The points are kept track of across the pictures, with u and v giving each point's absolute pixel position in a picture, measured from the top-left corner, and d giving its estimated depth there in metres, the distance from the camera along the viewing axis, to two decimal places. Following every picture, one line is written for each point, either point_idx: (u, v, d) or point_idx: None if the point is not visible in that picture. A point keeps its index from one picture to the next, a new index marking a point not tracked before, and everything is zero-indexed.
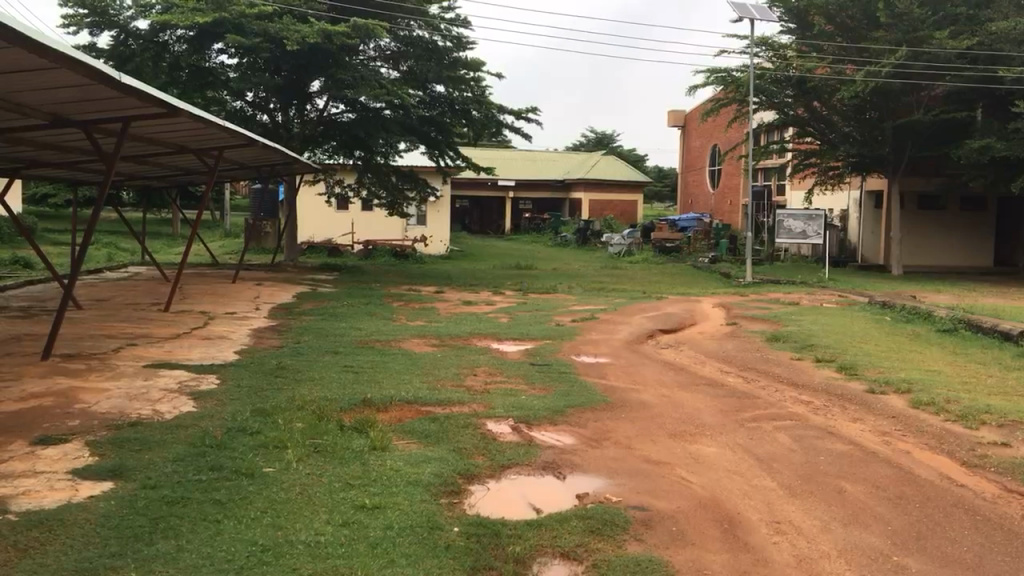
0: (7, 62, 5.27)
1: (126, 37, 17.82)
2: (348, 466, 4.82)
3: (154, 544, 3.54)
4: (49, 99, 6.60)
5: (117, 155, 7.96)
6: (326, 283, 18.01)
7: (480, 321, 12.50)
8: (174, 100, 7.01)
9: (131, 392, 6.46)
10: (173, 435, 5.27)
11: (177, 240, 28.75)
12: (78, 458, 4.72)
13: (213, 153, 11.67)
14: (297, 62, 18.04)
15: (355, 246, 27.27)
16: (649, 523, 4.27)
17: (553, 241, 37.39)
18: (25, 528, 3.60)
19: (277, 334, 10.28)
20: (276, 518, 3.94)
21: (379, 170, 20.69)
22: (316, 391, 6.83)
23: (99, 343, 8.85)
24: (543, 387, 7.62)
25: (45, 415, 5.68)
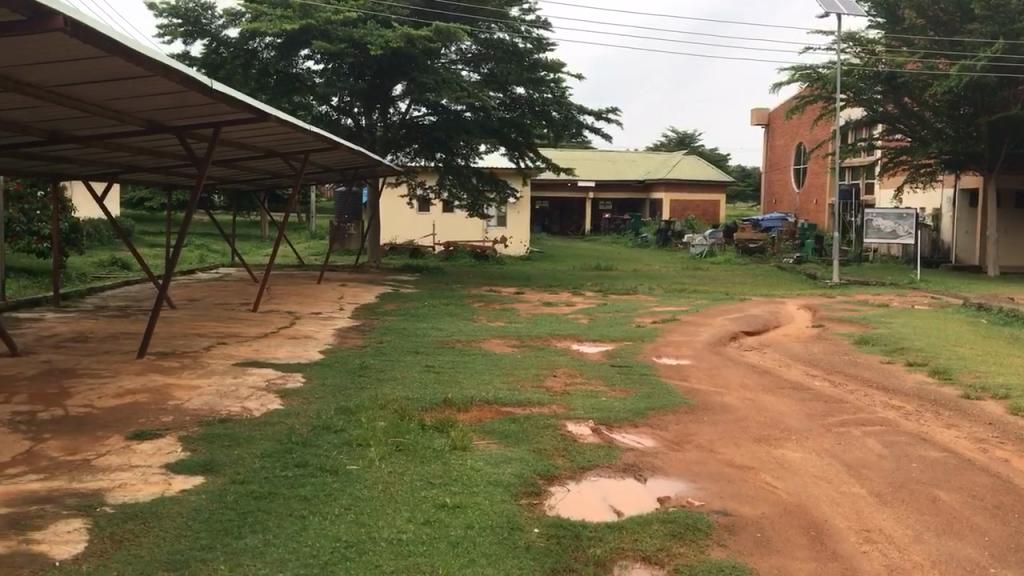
0: (108, 71, 5.50)
1: (217, 45, 18.50)
2: (429, 466, 4.86)
3: (243, 539, 3.62)
4: (145, 106, 6.83)
5: (209, 159, 8.20)
6: (408, 284, 18.25)
7: (560, 322, 12.47)
8: (261, 104, 7.20)
9: (221, 390, 6.63)
10: (262, 432, 5.40)
11: (265, 243, 29.50)
12: (172, 453, 4.88)
13: (299, 156, 11.92)
14: (379, 66, 18.35)
15: (435, 247, 27.51)
16: (734, 528, 4.20)
17: (633, 242, 37.14)
18: (121, 521, 3.73)
19: (360, 334, 10.42)
20: (358, 515, 3.99)
21: (460, 171, 20.81)
22: (399, 391, 6.91)
23: (192, 342, 9.11)
24: (625, 389, 7.56)
25: (142, 411, 5.88)
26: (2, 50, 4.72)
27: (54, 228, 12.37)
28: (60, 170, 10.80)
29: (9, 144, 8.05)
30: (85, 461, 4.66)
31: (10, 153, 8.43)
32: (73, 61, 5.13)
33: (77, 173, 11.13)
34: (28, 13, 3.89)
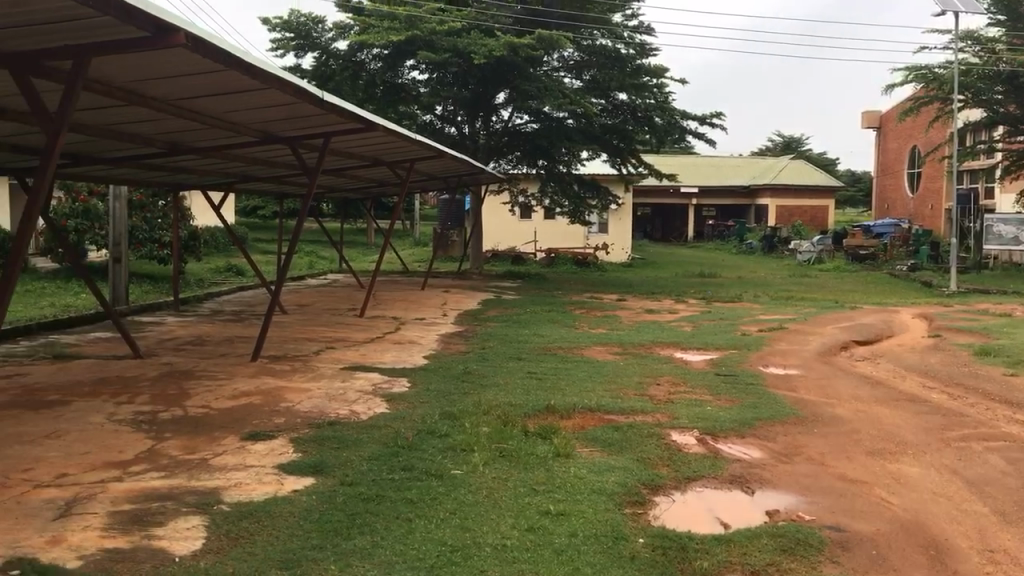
0: (226, 85, 5.72)
1: (327, 58, 19.03)
2: (532, 472, 4.87)
3: (351, 539, 3.69)
4: (260, 118, 7.07)
5: (320, 168, 8.44)
6: (510, 290, 18.37)
7: (663, 330, 12.33)
8: (369, 115, 7.37)
9: (331, 393, 6.80)
10: (369, 435, 5.51)
11: (371, 250, 30.18)
12: (284, 453, 5.03)
13: (404, 165, 12.14)
14: (483, 75, 18.55)
15: (537, 254, 27.59)
16: (846, 545, 4.06)
17: (738, 249, 36.45)
18: (237, 519, 3.85)
19: (463, 340, 10.53)
20: (463, 520, 4.02)
21: (562, 178, 20.80)
22: (502, 397, 6.94)
23: (302, 346, 9.38)
24: (730, 398, 7.41)
25: (256, 413, 6.08)
26: (128, 66, 4.96)
27: (175, 237, 12.93)
28: (181, 181, 11.28)
29: (135, 156, 8.47)
30: (202, 460, 4.84)
31: (136, 165, 8.86)
32: (193, 76, 5.35)
33: (196, 183, 11.61)
34: (153, 30, 4.07)
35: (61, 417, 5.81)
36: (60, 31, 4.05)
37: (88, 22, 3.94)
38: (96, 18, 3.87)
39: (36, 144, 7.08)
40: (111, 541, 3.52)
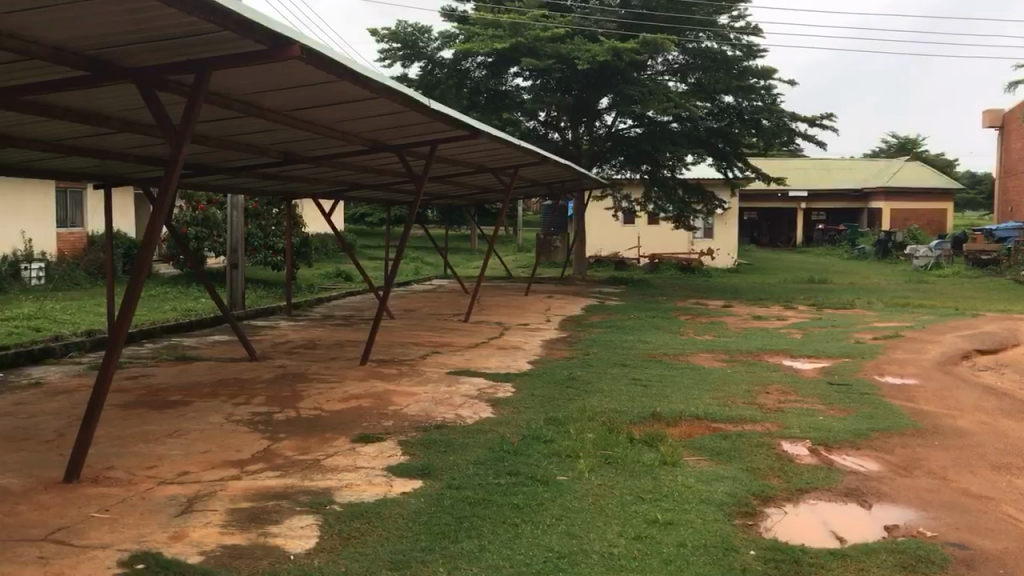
0: (337, 95, 5.86)
1: (433, 67, 19.35)
2: (639, 479, 4.81)
3: (459, 543, 3.72)
4: (369, 126, 7.22)
5: (427, 175, 8.56)
6: (613, 296, 18.26)
7: (772, 337, 12.04)
8: (474, 122, 7.44)
9: (437, 397, 6.89)
10: (475, 439, 5.55)
11: (475, 255, 30.49)
12: (392, 456, 5.11)
13: (509, 172, 12.22)
14: (587, 80, 18.53)
15: (640, 260, 27.35)
16: (972, 563, 3.87)
17: (850, 254, 35.34)
18: (349, 519, 3.94)
19: (567, 346, 10.50)
20: (569, 526, 4.00)
21: (666, 183, 20.54)
22: (607, 403, 6.89)
23: (409, 350, 9.53)
24: (844, 408, 7.18)
25: (365, 416, 6.21)
26: (246, 79, 5.13)
27: (288, 244, 13.31)
28: (294, 189, 11.64)
29: (251, 166, 8.77)
30: (315, 461, 4.97)
31: (252, 174, 9.18)
32: (306, 87, 5.51)
33: (308, 191, 11.96)
34: (269, 43, 4.20)
35: (182, 417, 6.06)
36: (183, 46, 4.23)
37: (208, 37, 4.10)
38: (215, 32, 4.02)
39: (160, 156, 7.41)
40: (229, 538, 3.64)
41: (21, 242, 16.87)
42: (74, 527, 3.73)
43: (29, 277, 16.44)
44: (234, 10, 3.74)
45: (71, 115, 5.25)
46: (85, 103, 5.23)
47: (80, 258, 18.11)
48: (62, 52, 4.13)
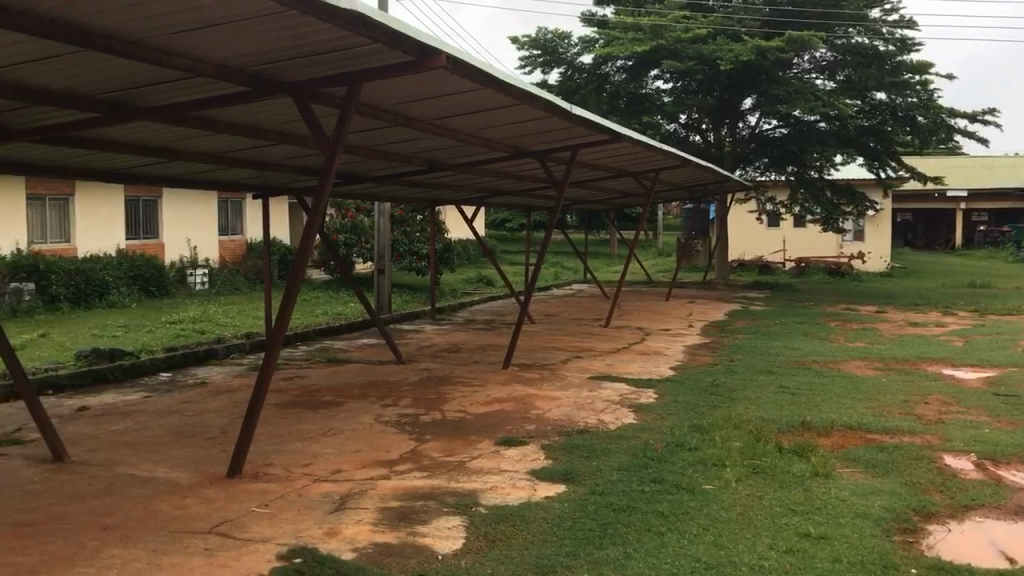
0: (479, 103, 5.94)
1: (573, 72, 19.41)
2: (789, 491, 4.65)
3: (604, 549, 3.69)
4: (511, 133, 7.29)
5: (568, 180, 8.58)
6: (758, 301, 17.79)
7: (931, 344, 11.43)
8: (615, 126, 7.40)
9: (579, 402, 6.88)
10: (618, 445, 5.50)
11: (615, 260, 30.35)
12: (536, 459, 5.14)
13: (651, 175, 12.09)
14: (730, 81, 18.16)
15: (785, 264, 26.54)
16: None
17: (1016, 257, 33.15)
18: (494, 521, 3.98)
19: (710, 352, 10.31)
20: (716, 536, 3.91)
21: (814, 184, 19.83)
22: (753, 411, 6.70)
23: (549, 355, 9.57)
24: (1012, 421, 6.72)
25: (509, 419, 6.27)
26: (394, 90, 5.29)
27: (432, 250, 13.59)
28: (438, 196, 11.90)
29: (398, 174, 9.02)
30: (461, 462, 5.05)
31: (398, 183, 9.44)
32: (451, 96, 5.62)
33: (452, 198, 12.20)
34: (415, 53, 4.31)
35: (335, 416, 6.29)
36: (336, 60, 4.39)
37: (360, 50, 4.24)
38: (366, 45, 4.15)
39: (313, 166, 7.72)
40: (380, 536, 3.74)
41: (187, 249, 17.96)
42: (237, 520, 3.93)
43: (194, 282, 17.49)
44: (384, 22, 3.86)
45: (233, 129, 5.53)
46: (245, 118, 5.50)
47: (239, 264, 19.12)
48: (225, 69, 4.35)
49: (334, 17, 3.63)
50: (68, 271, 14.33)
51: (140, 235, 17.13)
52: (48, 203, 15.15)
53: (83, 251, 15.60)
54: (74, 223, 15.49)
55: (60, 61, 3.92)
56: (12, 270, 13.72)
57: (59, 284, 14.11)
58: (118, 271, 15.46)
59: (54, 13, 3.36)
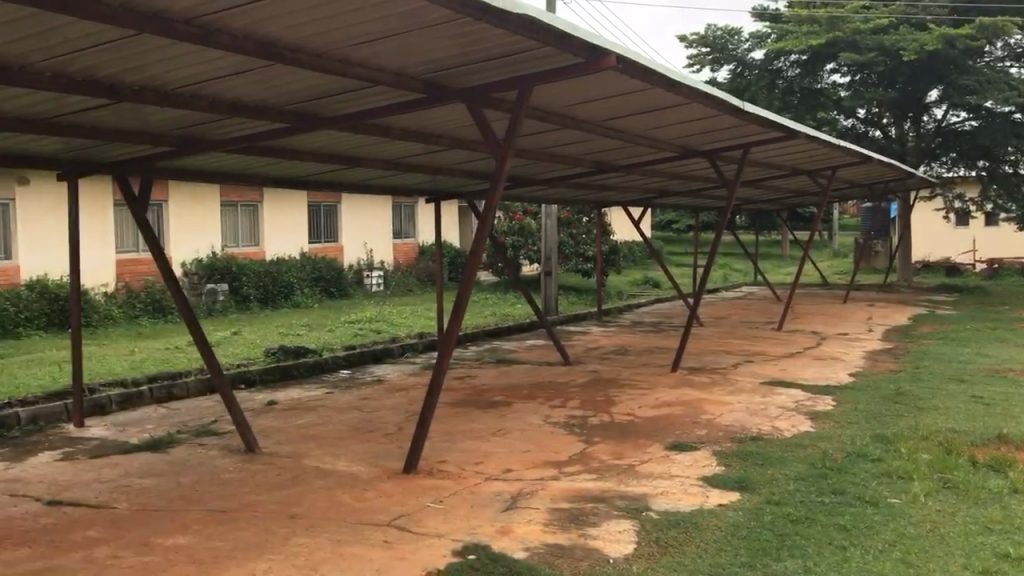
0: (648, 104, 5.87)
1: (743, 68, 19.03)
2: (984, 508, 4.33)
3: (782, 561, 3.56)
4: (681, 133, 7.16)
5: (739, 179, 8.35)
6: (944, 304, 16.73)
7: None
8: (790, 122, 7.14)
9: (752, 408, 6.67)
10: (795, 453, 5.30)
11: (788, 261, 29.36)
12: (708, 466, 5.02)
13: (827, 173, 11.59)
14: (913, 73, 17.18)
15: (976, 265, 24.84)
16: None
17: None
18: (666, 527, 3.91)
19: (893, 358, 9.76)
20: (905, 553, 3.69)
21: (1008, 179, 18.44)
22: (943, 422, 6.29)
23: (720, 358, 9.35)
24: None
25: (679, 423, 6.16)
26: (564, 92, 5.30)
27: (598, 252, 13.54)
28: (606, 198, 11.87)
29: (565, 176, 9.06)
30: (631, 466, 5.00)
31: (566, 185, 9.48)
32: (620, 97, 5.58)
33: (619, 199, 12.14)
34: (586, 55, 4.30)
35: (505, 416, 6.37)
36: (508, 64, 4.44)
37: (531, 53, 4.28)
38: (537, 48, 4.18)
39: (484, 170, 7.87)
40: (551, 537, 3.76)
41: (363, 252, 18.72)
42: (412, 515, 4.04)
43: (370, 284, 18.32)
44: (556, 25, 3.87)
45: (408, 136, 5.71)
46: (420, 124, 5.66)
47: (412, 267, 19.78)
48: (402, 77, 4.48)
49: (507, 21, 3.67)
50: (257, 273, 15.27)
51: (322, 238, 18.01)
52: (239, 208, 16.16)
53: (270, 254, 16.55)
54: (262, 228, 16.47)
55: (252, 74, 4.16)
56: (208, 272, 14.76)
57: (249, 285, 15.05)
58: (301, 273, 16.32)
59: (246, 30, 3.56)
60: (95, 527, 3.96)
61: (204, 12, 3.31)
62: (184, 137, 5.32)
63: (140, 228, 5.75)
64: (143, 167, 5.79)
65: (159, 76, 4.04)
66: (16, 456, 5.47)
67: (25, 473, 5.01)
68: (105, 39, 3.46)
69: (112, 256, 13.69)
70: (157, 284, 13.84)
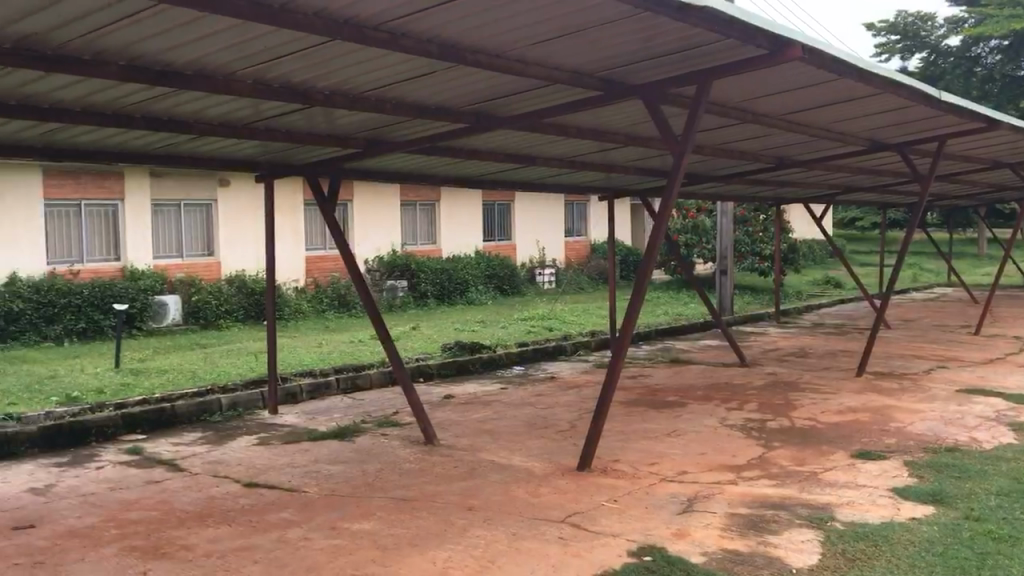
0: (833, 96, 5.61)
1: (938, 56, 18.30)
2: None
3: None
4: (869, 125, 6.80)
5: (933, 174, 7.85)
6: None
7: None
8: (991, 110, 6.63)
9: (946, 417, 6.26)
10: (996, 467, 4.92)
11: (987, 261, 27.41)
12: (898, 476, 4.75)
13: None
14: None
15: None
16: None
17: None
18: (853, 539, 3.72)
19: None
20: None
21: None
22: None
23: (910, 363, 8.82)
24: None
25: (865, 430, 5.86)
26: (744, 86, 5.15)
27: (776, 251, 13.05)
28: (786, 194, 11.46)
29: (743, 172, 8.81)
30: (813, 474, 4.79)
31: (745, 181, 9.22)
32: (804, 90, 5.36)
33: (800, 196, 11.70)
34: (769, 46, 4.15)
35: (680, 418, 6.26)
36: (686, 59, 4.35)
37: (710, 47, 4.18)
38: (718, 41, 4.07)
39: (659, 167, 7.76)
40: (730, 543, 3.65)
41: (536, 250, 18.93)
42: (587, 513, 4.04)
43: (542, 282, 18.51)
44: (738, 17, 3.78)
45: (584, 134, 5.70)
46: (595, 122, 5.65)
47: (583, 265, 19.82)
48: (579, 75, 4.48)
49: (687, 15, 3.60)
50: (435, 270, 15.72)
51: (496, 237, 18.34)
52: (418, 208, 16.69)
53: (446, 252, 17.02)
54: (439, 226, 16.95)
55: (433, 76, 4.27)
56: (388, 269, 15.34)
57: (427, 282, 15.53)
58: (476, 270, 16.69)
59: (429, 33, 3.66)
60: (289, 509, 4.19)
61: (391, 17, 3.43)
62: (369, 138, 5.54)
63: (328, 226, 6.02)
64: (331, 168, 6.07)
65: (348, 80, 4.23)
66: (218, 440, 5.87)
67: (224, 456, 5.37)
68: (299, 47, 3.65)
69: (302, 254, 14.43)
70: (342, 281, 14.52)
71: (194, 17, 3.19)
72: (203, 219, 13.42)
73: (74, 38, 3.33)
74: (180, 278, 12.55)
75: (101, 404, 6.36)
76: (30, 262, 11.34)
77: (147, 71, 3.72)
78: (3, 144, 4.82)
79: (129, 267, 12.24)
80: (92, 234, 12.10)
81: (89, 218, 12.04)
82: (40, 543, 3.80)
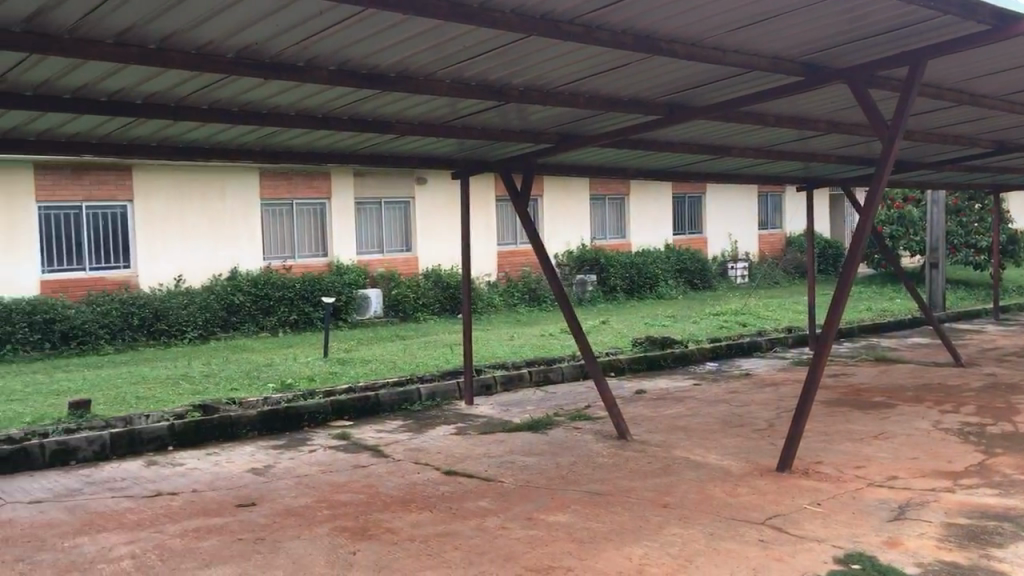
0: None
1: None
2: None
3: None
4: None
5: None
6: None
7: None
8: None
9: None
10: None
11: None
12: None
13: None
14: None
15: None
16: None
17: None
18: None
19: None
20: None
21: None
22: None
23: None
24: None
25: None
26: (962, 65, 4.78)
27: (994, 242, 12.08)
28: (1008, 180, 10.57)
29: (959, 158, 8.19)
30: None
31: (960, 167, 8.56)
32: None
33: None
34: (992, 20, 3.82)
35: (888, 420, 5.91)
36: (898, 38, 4.08)
37: (926, 24, 3.89)
38: (935, 17, 3.79)
39: (864, 154, 7.35)
40: (948, 554, 3.40)
41: (728, 242, 18.44)
42: (790, 515, 3.88)
43: (735, 277, 18.05)
44: None
45: (783, 121, 5.48)
46: (796, 109, 5.41)
47: (779, 258, 19.16)
48: (779, 60, 4.31)
49: None
50: (624, 264, 15.72)
51: (687, 229, 18.02)
52: (607, 201, 16.65)
53: (635, 246, 16.89)
54: (629, 220, 16.85)
55: (628, 68, 4.23)
56: (578, 264, 15.43)
57: (616, 276, 15.55)
58: (665, 264, 16.51)
59: (625, 24, 3.62)
60: (485, 498, 4.28)
61: (587, 10, 3.41)
62: (562, 134, 5.55)
63: (522, 220, 6.10)
64: (525, 164, 6.15)
65: (542, 75, 4.26)
66: (419, 428, 6.10)
67: (424, 444, 5.56)
68: (496, 45, 3.71)
69: (494, 248, 14.75)
70: (533, 275, 14.73)
71: (399, 20, 3.31)
72: (401, 216, 13.96)
73: (289, 46, 3.53)
74: (382, 273, 13.13)
75: (312, 391, 6.76)
76: (248, 257, 12.24)
77: (354, 74, 3.89)
78: (226, 147, 5.19)
79: (335, 262, 12.93)
80: (301, 230, 12.87)
81: (300, 217, 12.82)
82: (261, 520, 4.07)
